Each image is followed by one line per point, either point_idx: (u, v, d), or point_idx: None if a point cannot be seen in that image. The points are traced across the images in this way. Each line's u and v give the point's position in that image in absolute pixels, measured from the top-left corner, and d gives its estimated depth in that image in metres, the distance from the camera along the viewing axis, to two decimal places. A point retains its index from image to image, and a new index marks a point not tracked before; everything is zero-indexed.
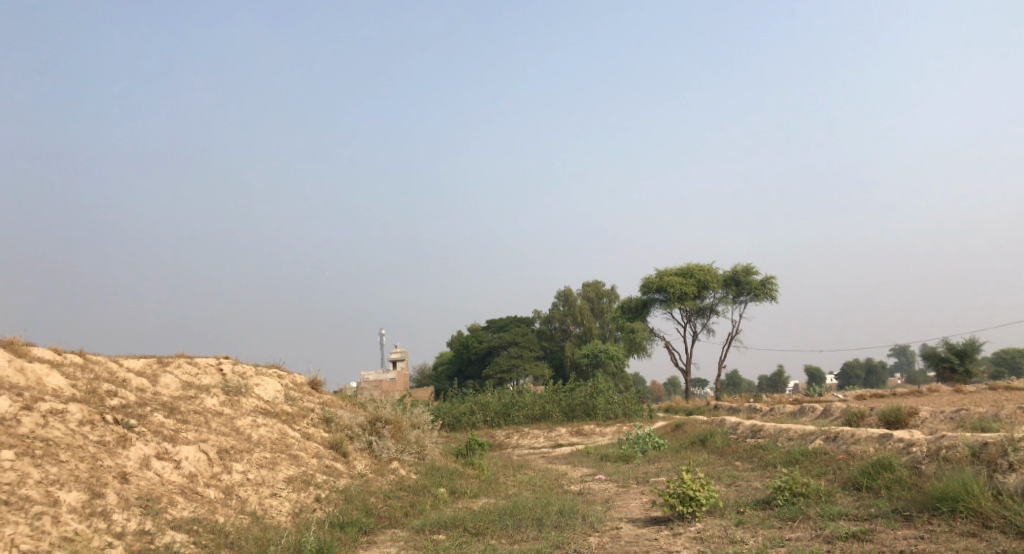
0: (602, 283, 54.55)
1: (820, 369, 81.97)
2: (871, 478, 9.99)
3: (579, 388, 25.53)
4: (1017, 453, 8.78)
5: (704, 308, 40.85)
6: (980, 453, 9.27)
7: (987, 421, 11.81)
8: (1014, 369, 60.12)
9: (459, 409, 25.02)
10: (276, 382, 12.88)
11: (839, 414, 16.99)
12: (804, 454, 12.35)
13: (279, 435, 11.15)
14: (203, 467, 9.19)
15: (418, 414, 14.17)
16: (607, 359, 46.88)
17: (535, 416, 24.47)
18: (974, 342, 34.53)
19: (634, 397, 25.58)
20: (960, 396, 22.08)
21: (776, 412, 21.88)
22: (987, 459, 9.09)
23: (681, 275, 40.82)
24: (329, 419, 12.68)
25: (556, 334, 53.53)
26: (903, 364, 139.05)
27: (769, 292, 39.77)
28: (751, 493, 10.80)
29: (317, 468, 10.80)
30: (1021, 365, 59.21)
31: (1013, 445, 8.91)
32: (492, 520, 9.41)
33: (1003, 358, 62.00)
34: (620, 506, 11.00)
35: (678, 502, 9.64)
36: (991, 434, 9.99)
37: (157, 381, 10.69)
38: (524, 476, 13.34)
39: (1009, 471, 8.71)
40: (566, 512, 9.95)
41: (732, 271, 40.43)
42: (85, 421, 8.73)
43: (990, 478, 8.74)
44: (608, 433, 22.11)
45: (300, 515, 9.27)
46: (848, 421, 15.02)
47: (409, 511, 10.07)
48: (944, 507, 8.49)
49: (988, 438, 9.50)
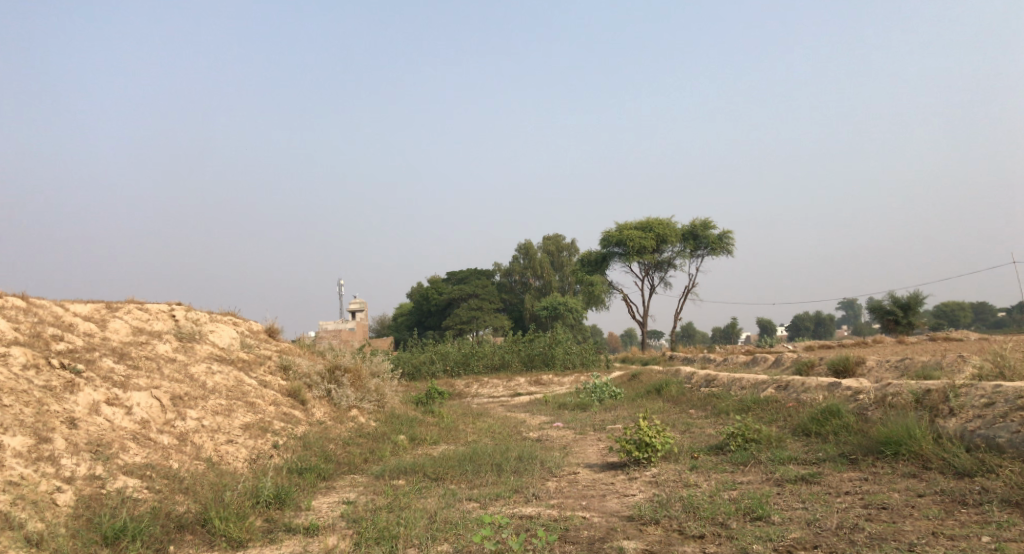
0: (562, 236, 54.65)
1: (772, 321, 83.67)
2: (820, 424, 10.24)
3: (538, 338, 25.69)
4: (958, 399, 9.05)
5: (662, 262, 41.20)
6: (923, 399, 9.53)
7: (932, 369, 12.14)
8: (956, 320, 62.03)
9: (418, 358, 25.05)
10: (231, 329, 12.72)
11: (791, 364, 17.36)
12: (757, 402, 12.60)
13: (235, 383, 11.03)
14: (155, 413, 9.06)
15: (377, 362, 14.11)
16: (565, 311, 47.22)
17: (494, 366, 24.62)
18: (917, 294, 35.41)
19: (593, 348, 25.84)
20: (904, 346, 22.72)
21: (730, 362, 22.29)
22: (930, 404, 9.35)
23: (640, 230, 41.04)
24: (287, 367, 12.58)
25: (515, 287, 53.69)
26: (853, 317, 142.52)
27: (726, 246, 40.19)
28: (706, 439, 11.01)
29: (274, 415, 10.72)
30: (961, 318, 61.16)
31: (955, 391, 9.18)
32: (451, 466, 9.46)
33: (946, 311, 63.87)
34: (578, 452, 11.15)
35: (634, 447, 9.78)
36: (936, 381, 10.27)
37: (106, 326, 10.46)
38: (483, 424, 13.44)
39: (950, 416, 8.97)
40: (524, 458, 10.04)
41: (690, 226, 40.68)
42: (29, 365, 8.52)
43: (932, 422, 9.00)
44: (566, 382, 22.36)
45: (257, 461, 9.20)
46: (799, 370, 15.35)
47: (368, 458, 10.07)
48: (888, 451, 8.73)
49: (932, 385, 9.77)
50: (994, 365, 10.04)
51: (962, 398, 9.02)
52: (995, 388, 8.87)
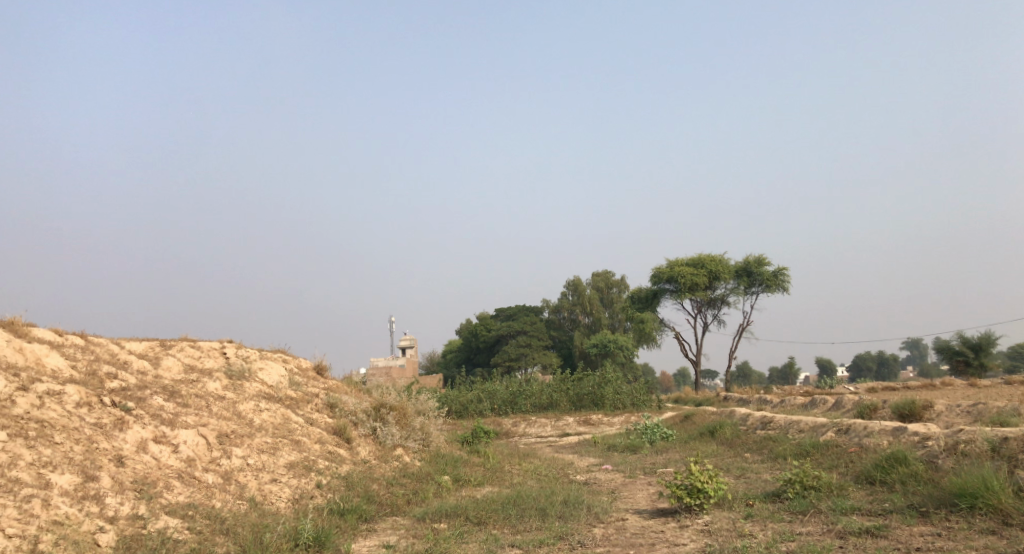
0: (612, 273, 54.26)
1: (831, 359, 81.50)
2: (885, 472, 9.78)
3: (587, 377, 25.33)
4: None
5: (715, 299, 40.53)
6: (1001, 449, 9.09)
7: (1005, 415, 11.55)
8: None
9: (466, 396, 24.90)
10: (280, 367, 12.74)
11: (852, 406, 16.75)
12: (816, 446, 12.13)
13: (282, 421, 11.01)
14: (202, 452, 9.05)
15: (423, 400, 13.99)
16: (616, 349, 46.68)
17: (542, 405, 24.33)
18: (989, 334, 34.13)
19: (644, 388, 25.36)
20: (973, 390, 21.80)
21: (787, 404, 21.63)
22: (1009, 455, 8.89)
23: (692, 266, 40.51)
24: (334, 405, 12.54)
25: (564, 324, 53.36)
26: (915, 358, 138.26)
27: (781, 284, 39.39)
28: (761, 486, 10.59)
29: (319, 454, 10.65)
30: None
31: None
32: (494, 510, 9.22)
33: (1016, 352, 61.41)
34: (627, 497, 10.82)
35: (685, 493, 9.44)
36: (1011, 429, 9.74)
37: (159, 363, 10.55)
38: (530, 465, 13.17)
39: None
40: (571, 503, 9.75)
41: (744, 262, 40.04)
42: (82, 403, 8.59)
43: (1011, 474, 8.50)
44: (616, 423, 21.95)
45: (300, 501, 9.11)
46: (861, 413, 14.79)
47: (411, 499, 9.92)
48: (962, 503, 8.25)
49: (1010, 433, 9.26)
50: None
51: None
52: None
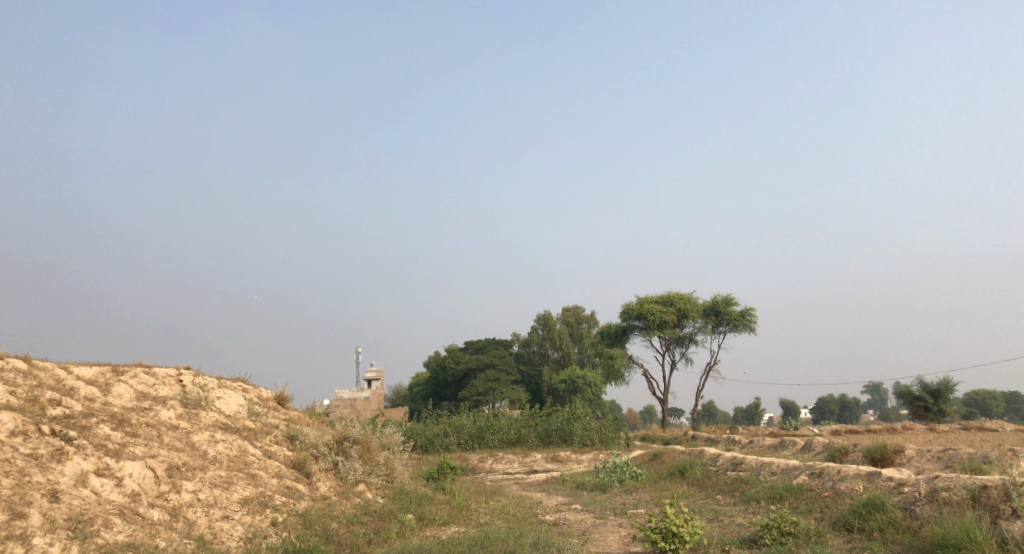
0: (582, 308, 54.07)
1: (795, 402, 81.90)
2: (863, 519, 9.46)
3: (556, 412, 24.88)
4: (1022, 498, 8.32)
5: (684, 338, 40.37)
6: (980, 497, 8.82)
7: (980, 462, 11.29)
8: (987, 409, 60.37)
9: (432, 430, 24.27)
10: (239, 396, 12.17)
11: (823, 448, 16.48)
12: (789, 490, 11.80)
13: (239, 453, 10.44)
14: (148, 485, 8.47)
15: (388, 434, 13.45)
16: (584, 385, 46.33)
17: (510, 441, 23.80)
18: (948, 381, 34.27)
19: (612, 425, 24.96)
20: (935, 435, 21.82)
21: (756, 444, 21.37)
22: (990, 504, 8.63)
23: (661, 303, 40.42)
24: (294, 437, 11.96)
25: (533, 358, 52.89)
26: (878, 401, 139.81)
27: (748, 324, 39.47)
28: (736, 530, 10.24)
29: (276, 489, 10.08)
30: (992, 406, 59.56)
31: (1018, 489, 8.46)
32: (460, 552, 8.72)
33: (977, 397, 62.37)
34: (598, 539, 10.40)
35: (659, 538, 9.04)
36: (989, 477, 9.49)
37: (109, 390, 9.95)
38: (497, 504, 12.68)
39: (1014, 517, 8.24)
40: (539, 546, 9.29)
41: (712, 301, 40.07)
42: (17, 432, 8.00)
43: (994, 524, 8.24)
44: (584, 460, 21.49)
45: (253, 540, 8.56)
46: (832, 456, 14.51)
47: (372, 539, 9.39)
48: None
49: (988, 481, 9.04)
50: None
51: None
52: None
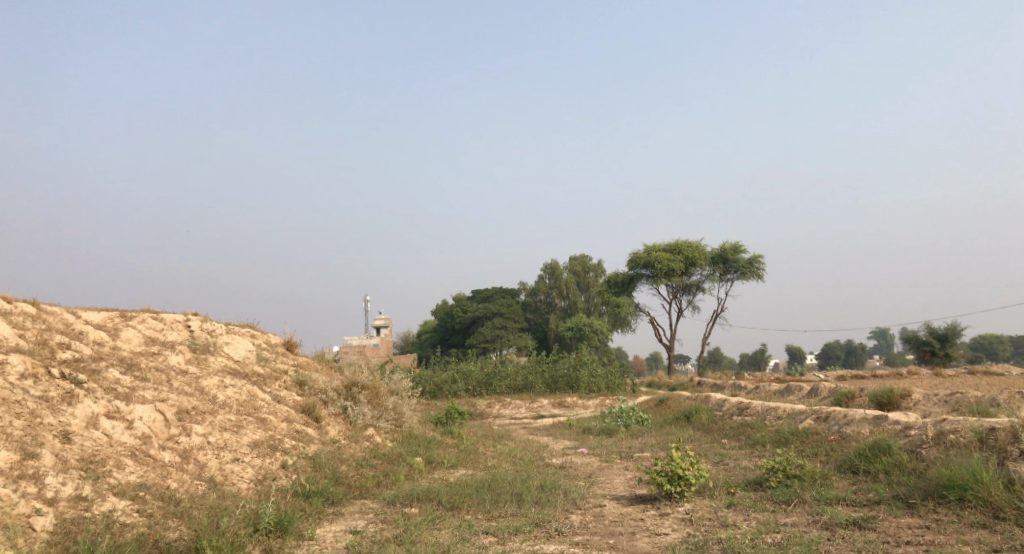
0: (589, 257, 54.00)
1: (801, 348, 82.14)
2: (868, 461, 9.51)
3: (563, 359, 25.03)
4: None
5: (691, 285, 40.33)
6: (987, 439, 8.84)
7: (986, 405, 11.29)
8: (992, 353, 60.42)
9: (440, 377, 24.44)
10: (247, 342, 12.22)
11: (829, 394, 16.54)
12: (795, 434, 11.86)
13: (248, 398, 10.52)
14: (158, 428, 8.55)
15: (397, 379, 13.52)
16: (591, 332, 46.50)
17: (517, 387, 23.98)
18: (955, 326, 34.21)
19: (619, 371, 25.10)
20: (941, 379, 21.88)
21: (762, 390, 21.47)
22: (997, 446, 8.65)
23: (669, 251, 40.30)
24: (303, 382, 12.04)
25: (541, 307, 53.06)
26: (884, 348, 140.41)
27: (756, 271, 39.38)
28: (742, 473, 10.31)
29: (286, 433, 10.17)
30: (997, 351, 59.61)
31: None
32: (468, 494, 8.79)
33: (982, 341, 62.44)
34: (604, 482, 10.48)
35: (665, 480, 9.09)
36: (996, 420, 9.50)
37: (117, 335, 10.01)
38: (505, 448, 12.79)
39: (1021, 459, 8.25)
40: (547, 488, 9.37)
41: (720, 249, 39.91)
42: (27, 374, 8.06)
43: (1001, 465, 8.27)
44: (591, 406, 21.66)
45: (264, 482, 8.66)
46: (838, 401, 14.53)
47: (381, 481, 9.49)
48: (951, 495, 7.98)
49: (996, 423, 9.04)
50: None
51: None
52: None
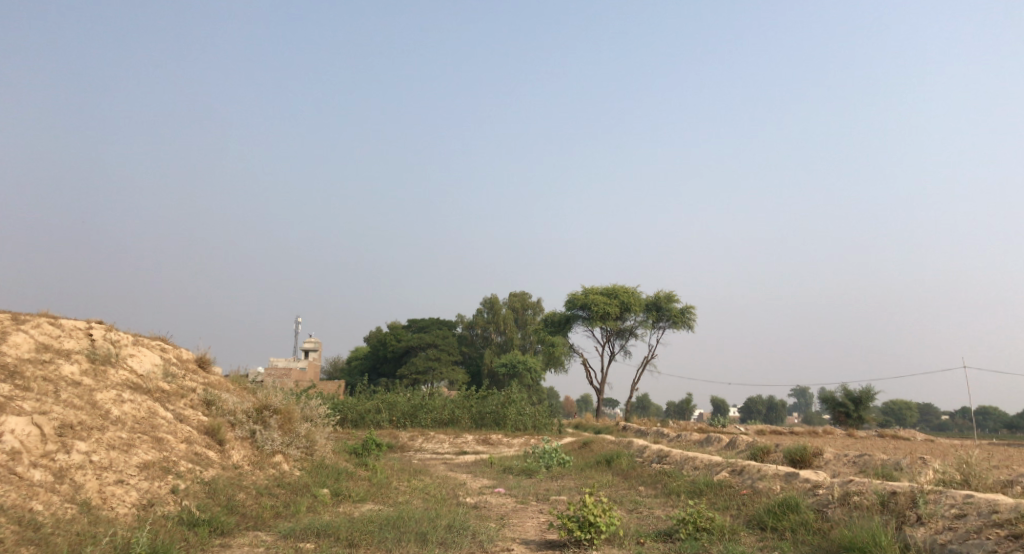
0: (529, 295, 54.02)
1: (724, 401, 83.42)
2: (776, 518, 9.53)
3: (492, 395, 24.79)
4: (927, 507, 8.51)
5: (625, 331, 40.58)
6: (888, 503, 8.94)
7: (890, 469, 11.50)
8: (901, 419, 62.50)
9: (364, 406, 23.85)
10: (155, 356, 11.69)
11: (746, 447, 16.68)
12: (709, 485, 11.86)
13: (146, 414, 10.04)
14: (34, 444, 8.05)
15: (314, 406, 13.10)
16: (524, 370, 46.38)
17: (443, 421, 23.63)
18: (869, 390, 35.12)
19: (546, 411, 24.99)
20: (854, 440, 22.35)
21: (684, 439, 21.56)
22: (896, 510, 8.76)
23: (606, 295, 40.56)
24: (210, 402, 11.53)
25: (476, 341, 52.78)
26: (805, 404, 143.91)
27: (688, 321, 39.92)
28: (653, 522, 10.23)
29: (183, 455, 9.71)
30: (905, 416, 61.58)
31: (924, 498, 8.63)
32: (370, 531, 8.48)
33: (891, 406, 64.45)
34: (515, 525, 10.28)
35: (575, 526, 8.95)
36: (899, 484, 9.66)
37: (5, 340, 9.47)
38: (419, 483, 12.47)
39: (918, 524, 8.44)
40: (454, 529, 9.11)
41: (655, 296, 40.35)
42: None
43: (899, 530, 8.46)
44: (515, 444, 21.44)
45: (147, 509, 8.23)
46: (754, 455, 14.62)
47: (281, 512, 9.11)
48: None
49: (897, 487, 9.18)
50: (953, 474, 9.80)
51: (931, 506, 8.53)
52: (966, 498, 8.47)
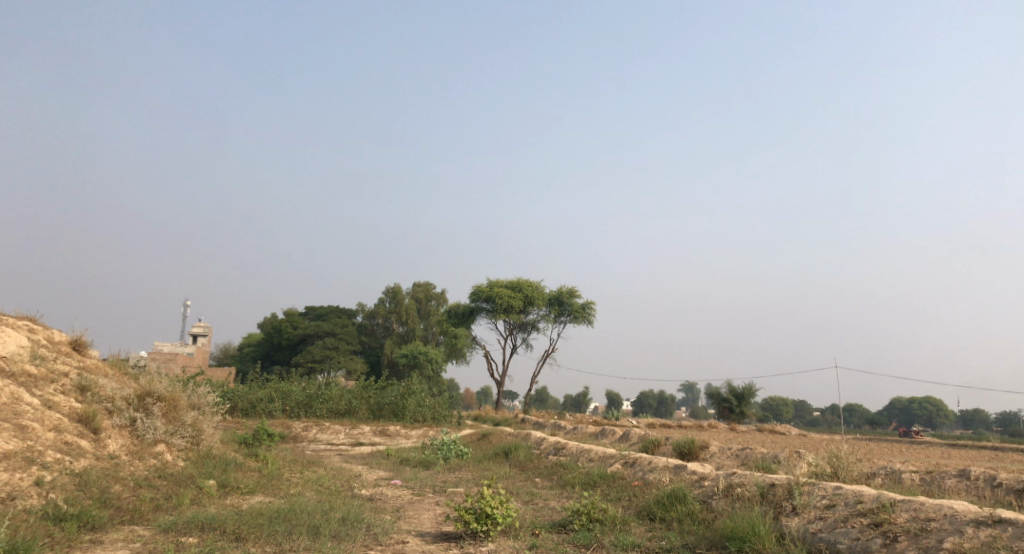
0: (433, 285, 53.59)
1: (618, 395, 85.26)
2: (664, 509, 9.67)
3: (391, 386, 24.41)
4: (802, 498, 8.80)
5: (527, 324, 40.78)
6: (768, 494, 9.20)
7: (769, 461, 11.91)
8: (777, 415, 65.47)
9: (256, 394, 22.98)
10: (22, 337, 10.87)
11: (637, 440, 16.97)
12: (603, 477, 11.95)
13: (8, 401, 9.34)
14: None
15: (201, 393, 12.49)
16: (425, 361, 46.02)
17: (339, 412, 23.10)
18: (751, 386, 36.47)
19: (446, 402, 24.81)
20: (739, 434, 23.15)
21: (579, 431, 21.79)
22: (774, 501, 9.03)
23: (510, 288, 40.63)
24: (85, 388, 10.82)
25: (377, 330, 52.00)
26: (693, 399, 148.87)
27: (588, 316, 40.48)
28: (548, 514, 10.23)
29: (51, 444, 9.05)
30: (783, 412, 64.48)
31: (799, 489, 8.93)
32: (258, 524, 8.10)
33: (770, 403, 67.44)
34: (411, 517, 10.06)
35: (472, 519, 8.81)
36: (779, 476, 9.97)
37: None
38: (312, 474, 12.07)
39: (792, 514, 8.73)
40: (348, 521, 8.82)
41: (558, 291, 40.71)
42: None
43: (775, 520, 8.73)
44: (413, 436, 21.16)
45: (5, 503, 7.62)
46: (645, 447, 14.86)
47: (161, 505, 8.61)
48: (731, 546, 8.25)
49: (775, 479, 9.46)
50: (826, 467, 10.20)
51: (805, 497, 8.81)
52: (836, 489, 8.78)
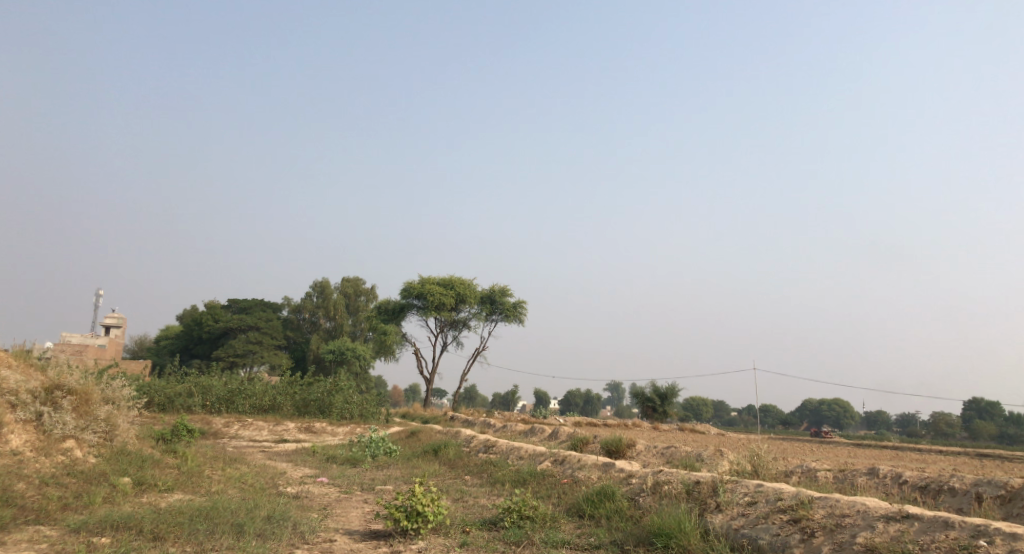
0: (363, 281, 52.81)
1: (546, 394, 85.66)
2: (593, 506, 9.58)
3: (318, 382, 23.82)
4: (725, 495, 8.83)
5: (458, 321, 40.52)
6: (693, 491, 9.21)
7: (695, 460, 12.00)
8: (698, 415, 66.81)
9: (174, 388, 22.10)
10: None
11: (566, 439, 16.92)
12: (533, 474, 11.84)
13: None
14: None
15: (116, 387, 11.85)
16: (352, 357, 45.25)
17: (262, 408, 22.41)
18: (674, 386, 37.07)
19: (374, 399, 24.39)
20: (664, 433, 23.41)
21: (508, 430, 21.64)
22: (699, 498, 9.04)
23: (442, 286, 40.29)
24: None
25: (303, 325, 50.88)
26: (617, 399, 150.83)
27: (519, 315, 40.46)
28: (479, 511, 10.04)
29: None
30: (703, 412, 65.77)
31: (723, 486, 8.96)
32: (178, 523, 7.68)
33: (691, 403, 68.74)
34: (338, 515, 9.74)
35: (403, 516, 8.55)
36: (704, 473, 10.00)
37: None
38: (234, 472, 11.59)
39: (716, 511, 8.75)
40: (274, 519, 8.46)
41: (489, 289, 40.57)
42: None
43: (699, 517, 8.74)
44: (339, 433, 20.69)
45: None
46: (573, 445, 14.81)
47: (70, 504, 8.09)
48: (658, 542, 8.21)
49: (701, 476, 9.48)
50: (748, 465, 10.30)
51: (728, 494, 8.85)
52: (757, 487, 8.83)
